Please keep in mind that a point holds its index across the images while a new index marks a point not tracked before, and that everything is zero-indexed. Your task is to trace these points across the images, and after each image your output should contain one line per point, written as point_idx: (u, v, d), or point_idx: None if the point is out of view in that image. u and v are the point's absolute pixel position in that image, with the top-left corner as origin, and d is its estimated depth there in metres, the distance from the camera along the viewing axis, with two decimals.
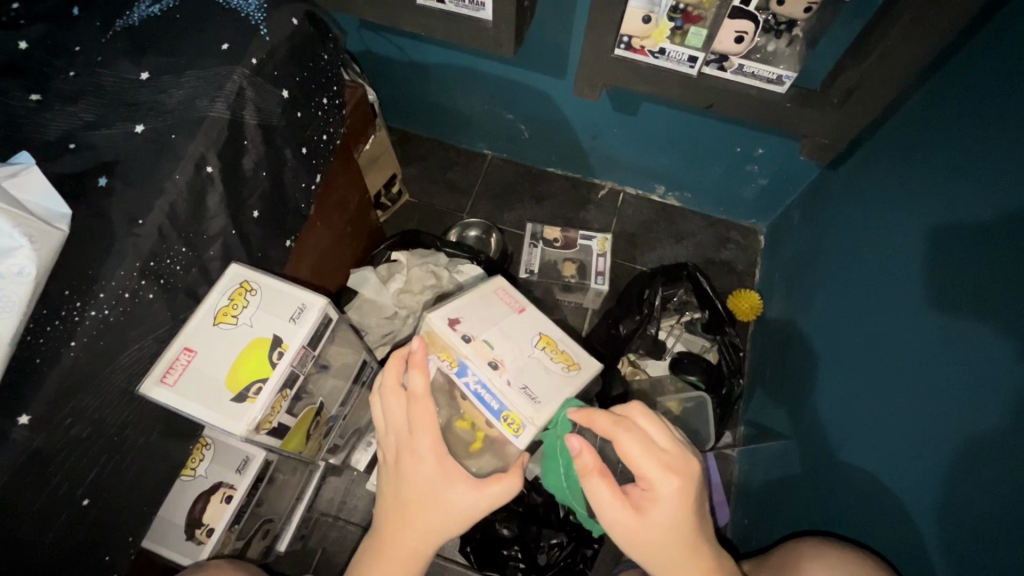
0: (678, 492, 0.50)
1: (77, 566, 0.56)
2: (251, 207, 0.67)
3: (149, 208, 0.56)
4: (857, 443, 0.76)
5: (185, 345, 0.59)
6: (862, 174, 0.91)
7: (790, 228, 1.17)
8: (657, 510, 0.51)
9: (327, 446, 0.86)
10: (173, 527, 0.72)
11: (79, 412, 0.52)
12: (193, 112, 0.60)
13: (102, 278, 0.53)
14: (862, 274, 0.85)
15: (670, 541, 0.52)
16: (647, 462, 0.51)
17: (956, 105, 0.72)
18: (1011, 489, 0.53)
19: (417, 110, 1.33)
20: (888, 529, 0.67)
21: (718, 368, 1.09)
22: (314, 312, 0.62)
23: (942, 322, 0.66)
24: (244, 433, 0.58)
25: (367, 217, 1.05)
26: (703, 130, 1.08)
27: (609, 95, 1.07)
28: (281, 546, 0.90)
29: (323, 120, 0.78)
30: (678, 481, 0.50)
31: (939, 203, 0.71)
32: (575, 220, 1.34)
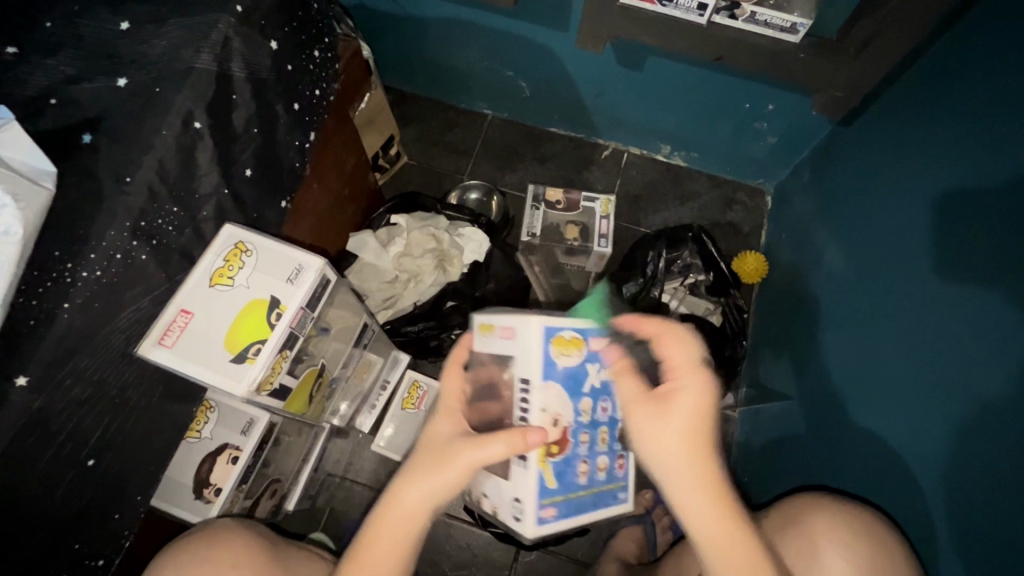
0: (691, 400, 0.54)
1: (86, 523, 0.57)
2: (243, 165, 0.65)
3: (137, 164, 0.54)
4: (865, 406, 0.75)
5: (181, 307, 0.58)
6: (873, 130, 0.88)
7: (798, 187, 1.14)
8: (689, 406, 0.54)
9: (330, 408, 0.87)
10: (181, 487, 0.73)
11: (79, 373, 0.52)
12: (178, 64, 0.58)
13: (92, 238, 0.52)
14: (871, 233, 0.83)
15: (694, 437, 0.53)
16: (687, 372, 0.56)
17: (975, 52, 0.68)
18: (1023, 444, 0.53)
19: (413, 67, 1.28)
20: (898, 485, 0.68)
21: (722, 330, 1.09)
22: (312, 273, 0.61)
23: (959, 280, 0.64)
24: (245, 394, 0.58)
25: (365, 178, 1.02)
26: (711, 86, 1.04)
27: (614, 48, 1.02)
28: (290, 505, 0.92)
29: (315, 75, 0.75)
30: (695, 392, 0.54)
31: (958, 158, 0.68)
32: (578, 182, 1.31)
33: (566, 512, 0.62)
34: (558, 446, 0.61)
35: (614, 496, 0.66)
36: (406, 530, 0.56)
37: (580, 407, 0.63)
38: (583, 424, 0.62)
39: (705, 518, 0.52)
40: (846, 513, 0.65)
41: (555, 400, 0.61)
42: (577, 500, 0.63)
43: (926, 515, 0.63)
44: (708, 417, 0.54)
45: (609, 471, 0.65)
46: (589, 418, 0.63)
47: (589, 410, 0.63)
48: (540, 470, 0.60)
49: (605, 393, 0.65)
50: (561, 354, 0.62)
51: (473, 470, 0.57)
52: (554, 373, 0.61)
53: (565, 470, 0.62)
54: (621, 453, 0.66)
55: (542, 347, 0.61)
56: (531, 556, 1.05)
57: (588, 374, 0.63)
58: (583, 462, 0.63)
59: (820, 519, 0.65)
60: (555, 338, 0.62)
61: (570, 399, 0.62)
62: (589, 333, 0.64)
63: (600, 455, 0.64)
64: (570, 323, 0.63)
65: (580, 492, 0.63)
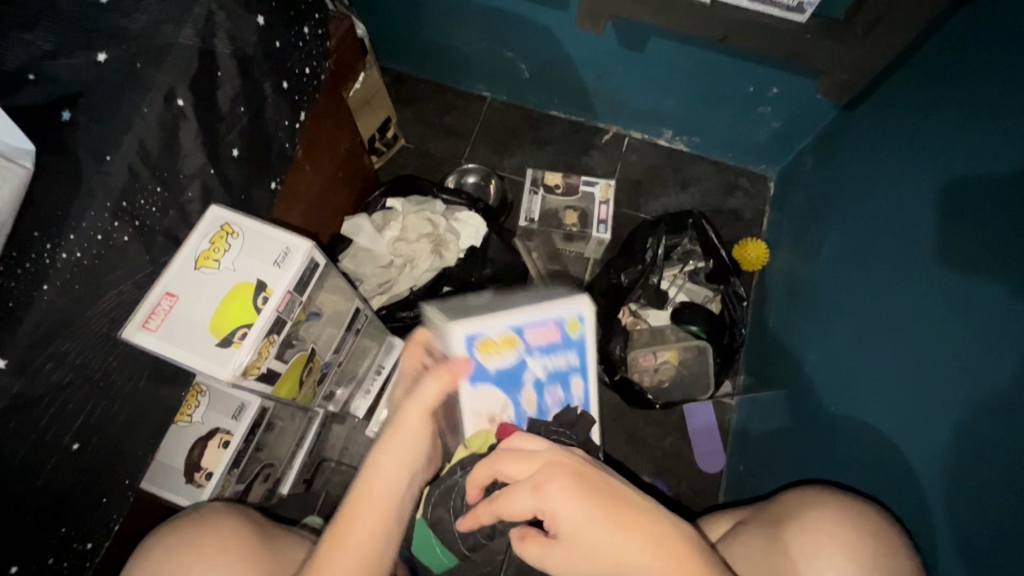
0: (561, 491, 0.49)
1: (73, 506, 0.57)
2: (230, 145, 0.64)
3: (118, 143, 0.53)
4: (863, 396, 0.74)
5: (166, 290, 0.57)
6: (877, 114, 0.86)
7: (801, 174, 1.12)
8: (564, 519, 0.49)
9: (322, 393, 0.86)
10: (172, 471, 0.73)
11: (60, 356, 0.51)
12: (160, 38, 0.56)
13: (72, 219, 0.51)
14: (873, 220, 0.81)
15: (600, 531, 0.48)
16: (521, 499, 0.50)
17: (983, 32, 0.66)
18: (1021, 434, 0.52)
19: (410, 47, 1.25)
20: (894, 475, 0.67)
21: (721, 318, 1.07)
22: (299, 256, 0.60)
23: (961, 267, 0.63)
24: (230, 378, 0.57)
25: (359, 160, 1.00)
26: (713, 68, 1.02)
27: (617, 28, 1.00)
28: (284, 489, 0.92)
29: (305, 52, 0.74)
30: (552, 488, 0.49)
31: (962, 143, 0.67)
32: (577, 167, 1.29)
33: None
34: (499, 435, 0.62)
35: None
36: (385, 494, 0.57)
37: (521, 400, 0.62)
38: (525, 414, 0.62)
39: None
40: (846, 507, 0.64)
41: (490, 401, 0.61)
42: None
43: (924, 504, 0.62)
44: (588, 501, 0.49)
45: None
46: (532, 411, 0.62)
47: (532, 402, 0.62)
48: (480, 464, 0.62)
49: (551, 382, 0.63)
50: (489, 355, 0.61)
51: (426, 418, 0.59)
52: (484, 376, 0.61)
53: None
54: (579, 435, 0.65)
55: (467, 355, 0.60)
56: None
57: (529, 369, 0.62)
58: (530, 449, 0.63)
59: (820, 514, 0.64)
60: (481, 342, 0.61)
61: (509, 395, 0.62)
62: (525, 329, 0.62)
63: None
64: (498, 324, 0.61)
65: None
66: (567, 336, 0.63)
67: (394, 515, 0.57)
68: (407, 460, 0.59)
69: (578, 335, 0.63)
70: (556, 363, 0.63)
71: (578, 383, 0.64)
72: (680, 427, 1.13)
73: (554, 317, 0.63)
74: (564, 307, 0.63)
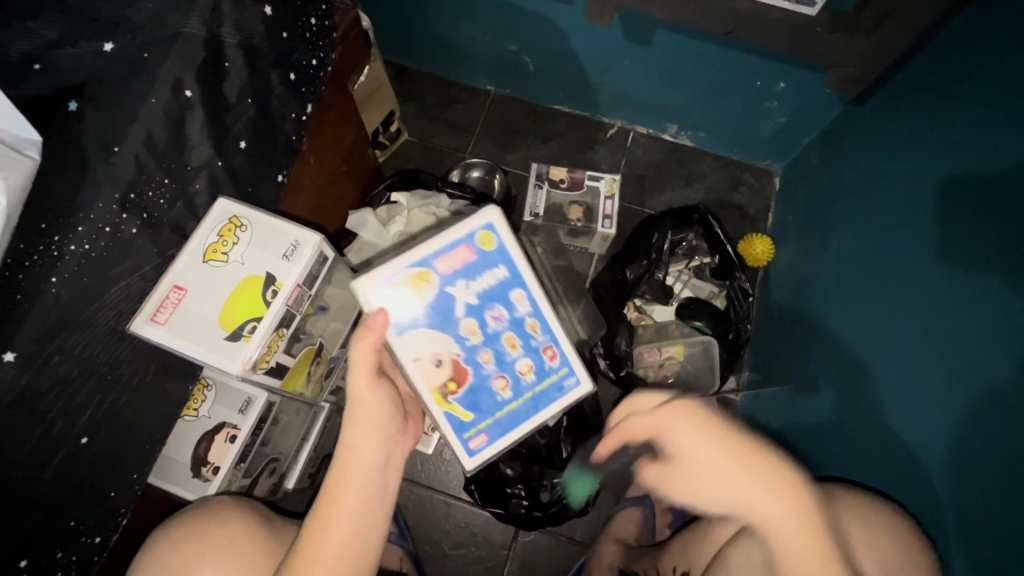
0: (683, 414, 0.54)
1: (83, 500, 0.57)
2: (236, 137, 0.63)
3: (124, 133, 0.52)
4: (869, 390, 0.74)
5: (175, 284, 0.58)
6: (885, 109, 0.85)
7: (807, 170, 1.11)
8: (681, 435, 0.53)
9: (329, 388, 0.86)
10: (178, 465, 0.73)
11: (68, 349, 0.51)
12: (166, 28, 0.55)
13: (80, 210, 0.50)
14: (879, 215, 0.81)
15: (723, 453, 0.51)
16: (648, 415, 0.56)
17: (993, 26, 0.66)
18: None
19: (414, 40, 1.24)
20: (900, 471, 0.67)
21: (726, 314, 1.07)
22: (308, 249, 0.61)
23: (968, 262, 0.62)
24: (240, 371, 0.58)
25: (364, 154, 1.00)
26: (720, 63, 1.01)
27: (622, 21, 0.99)
28: (290, 484, 0.92)
29: (312, 44, 0.73)
30: (687, 412, 0.54)
31: (971, 137, 0.66)
32: (582, 162, 1.28)
33: (498, 430, 0.66)
34: (456, 381, 0.64)
35: (560, 387, 0.67)
36: (364, 466, 0.57)
37: (462, 333, 0.63)
38: (473, 346, 0.63)
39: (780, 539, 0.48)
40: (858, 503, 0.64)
41: (430, 345, 0.62)
42: (512, 413, 0.66)
43: (932, 500, 0.62)
44: (715, 434, 0.52)
45: (537, 370, 0.66)
46: (477, 340, 0.63)
47: (475, 331, 0.63)
48: (446, 411, 0.64)
49: (486, 305, 0.63)
50: (410, 303, 0.61)
51: (375, 381, 0.59)
52: (413, 327, 0.61)
53: (476, 396, 0.65)
54: (546, 346, 0.66)
55: (387, 308, 0.60)
56: (529, 536, 1.06)
57: (454, 300, 0.62)
58: (495, 378, 0.65)
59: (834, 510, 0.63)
60: (395, 289, 0.61)
61: (447, 334, 0.62)
62: (435, 261, 0.61)
63: (515, 363, 0.65)
64: (404, 267, 0.61)
65: (507, 406, 0.66)
66: (483, 254, 0.63)
67: (375, 486, 0.57)
68: (377, 430, 0.59)
69: (492, 247, 0.63)
70: (484, 282, 0.63)
71: (518, 295, 0.64)
72: None
73: (458, 245, 0.62)
74: (467, 225, 0.62)
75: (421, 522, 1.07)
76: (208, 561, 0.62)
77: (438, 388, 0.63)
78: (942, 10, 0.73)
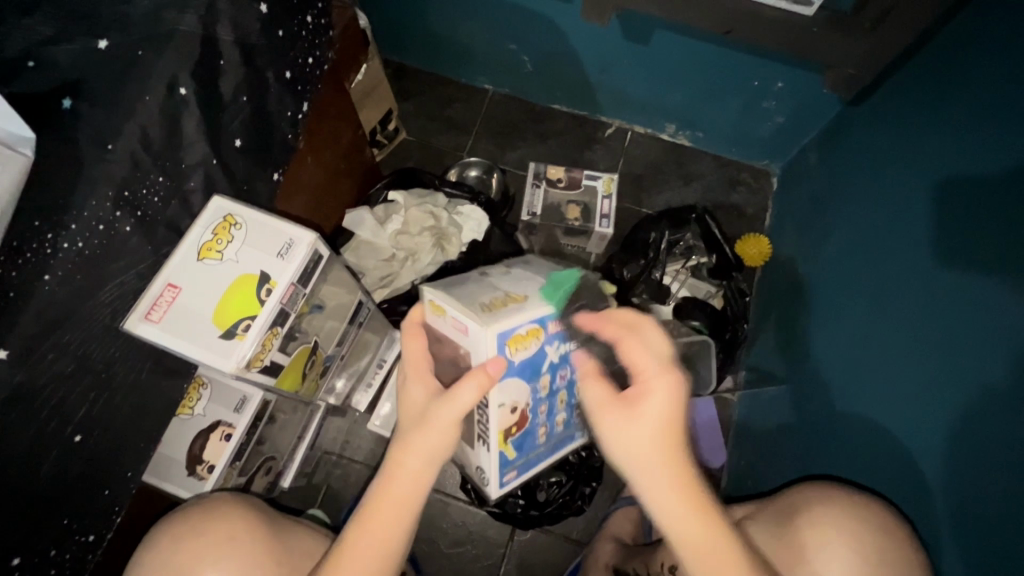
0: (670, 386, 0.50)
1: (77, 498, 0.56)
2: (232, 135, 0.63)
3: (119, 130, 0.52)
4: (864, 390, 0.74)
5: (169, 282, 0.58)
6: (882, 109, 0.85)
7: (805, 170, 1.11)
8: (652, 399, 0.50)
9: (325, 386, 0.86)
10: (173, 463, 0.73)
11: (62, 347, 0.50)
12: (162, 25, 0.55)
13: (74, 208, 0.50)
14: (876, 216, 0.81)
15: (655, 433, 0.50)
16: (650, 359, 0.52)
17: (990, 28, 0.66)
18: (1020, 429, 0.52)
19: (412, 38, 1.24)
20: (894, 470, 0.68)
21: (723, 313, 1.07)
22: (303, 248, 0.62)
23: (964, 263, 0.63)
24: (234, 370, 0.59)
25: (361, 153, 1.00)
26: (718, 63, 1.01)
27: (621, 20, 0.99)
28: (285, 482, 0.92)
29: (309, 42, 0.73)
30: (673, 378, 0.51)
31: (968, 138, 0.66)
32: (580, 161, 1.28)
33: (526, 467, 0.65)
34: (520, 426, 0.60)
35: (571, 436, 0.69)
36: (414, 494, 0.55)
37: (538, 388, 0.59)
38: (541, 399, 0.60)
39: (681, 520, 0.50)
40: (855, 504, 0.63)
41: (516, 394, 0.57)
42: (537, 457, 0.65)
43: (928, 500, 0.62)
44: (677, 415, 0.51)
45: (565, 423, 0.66)
46: (546, 392, 0.61)
47: (547, 386, 0.60)
48: (501, 451, 0.60)
49: (564, 365, 0.60)
50: (517, 351, 0.54)
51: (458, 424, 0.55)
52: (512, 372, 0.54)
53: (524, 441, 0.62)
54: (576, 405, 0.66)
55: (501, 355, 0.52)
56: (526, 535, 1.06)
57: (547, 359, 0.57)
58: (542, 428, 0.63)
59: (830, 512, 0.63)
60: (512, 339, 0.53)
61: (529, 385, 0.58)
62: (550, 320, 0.55)
63: (559, 413, 0.64)
64: (529, 317, 0.53)
65: (538, 448, 0.65)
66: (583, 321, 0.59)
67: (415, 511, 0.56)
68: (437, 462, 0.56)
69: (588, 320, 0.60)
70: (571, 346, 0.60)
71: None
72: None
73: (579, 309, 0.57)
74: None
75: (418, 520, 1.07)
76: (206, 564, 0.62)
77: (502, 432, 0.59)
78: (939, 11, 0.73)
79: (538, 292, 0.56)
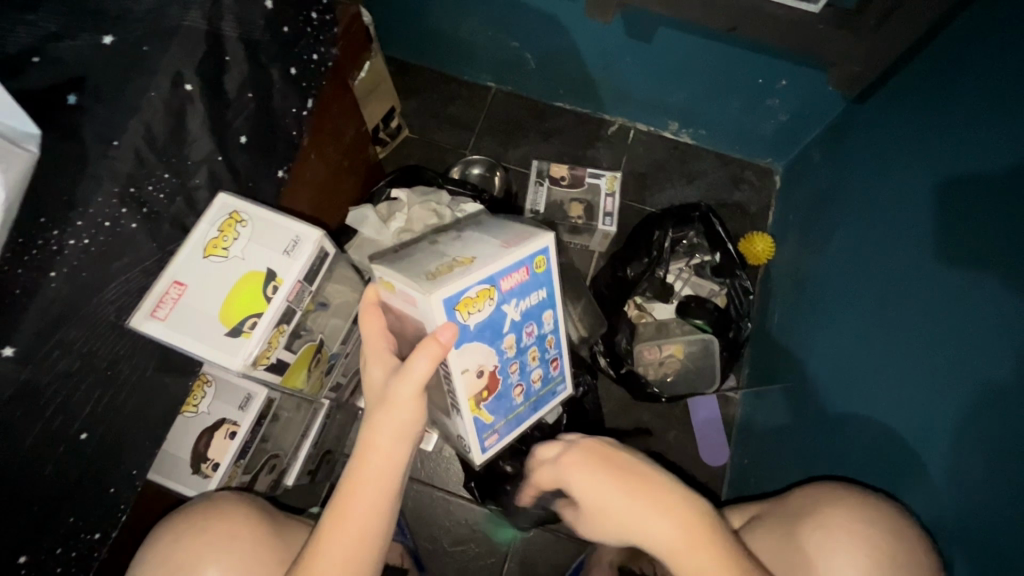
0: (571, 479, 0.58)
1: (82, 496, 0.56)
2: (237, 131, 0.63)
3: (124, 127, 0.52)
4: (869, 389, 0.74)
5: (175, 279, 0.58)
6: (887, 107, 0.85)
7: (808, 168, 1.11)
8: (576, 494, 0.58)
9: (329, 384, 0.86)
10: (178, 461, 0.72)
11: (67, 344, 0.50)
12: (167, 20, 0.55)
13: (79, 204, 0.49)
14: (881, 213, 0.81)
15: (599, 510, 0.56)
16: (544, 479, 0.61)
17: (997, 25, 0.66)
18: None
19: (415, 36, 1.23)
20: (899, 469, 0.68)
21: (726, 312, 1.06)
22: (309, 245, 0.62)
23: (970, 260, 0.62)
24: (241, 367, 0.59)
25: (365, 150, 0.99)
26: (722, 60, 1.01)
27: (625, 17, 0.98)
28: (289, 481, 0.91)
29: (313, 39, 0.73)
30: (567, 475, 0.59)
31: (974, 135, 0.66)
32: (583, 159, 1.28)
33: (508, 427, 0.68)
34: (489, 390, 0.62)
35: (553, 392, 0.72)
36: (385, 474, 0.56)
37: (503, 348, 0.60)
38: (508, 359, 0.61)
39: (688, 558, 0.52)
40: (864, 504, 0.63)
41: (477, 358, 0.58)
42: (517, 416, 0.68)
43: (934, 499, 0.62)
44: (592, 486, 0.57)
45: (542, 378, 0.68)
46: (513, 353, 0.61)
47: (513, 345, 0.61)
48: (475, 416, 0.62)
49: (527, 322, 0.61)
50: (470, 314, 0.55)
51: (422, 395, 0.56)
52: (468, 336, 0.56)
53: (498, 404, 0.64)
54: (553, 358, 0.68)
55: (451, 320, 0.53)
56: (528, 533, 1.06)
57: (505, 317, 0.59)
58: (516, 388, 0.65)
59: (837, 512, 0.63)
60: (461, 303, 0.53)
61: (492, 347, 0.59)
62: (500, 278, 0.56)
63: (533, 372, 0.66)
64: (476, 278, 0.54)
65: (518, 407, 0.68)
66: (535, 275, 0.59)
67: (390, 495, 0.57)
68: (406, 438, 0.57)
69: (546, 270, 0.60)
70: (530, 302, 0.60)
71: (548, 314, 0.64)
72: (686, 420, 1.13)
73: (525, 261, 0.57)
74: (530, 246, 0.57)
75: (421, 519, 1.07)
76: (206, 560, 0.61)
77: (472, 395, 0.60)
78: (946, 7, 0.73)
79: (485, 251, 0.57)
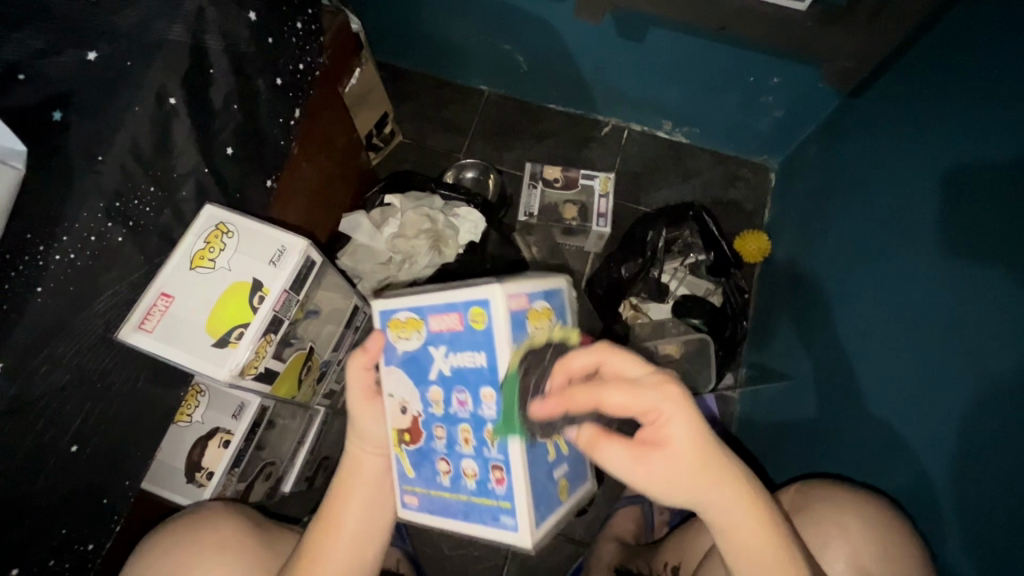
0: (680, 402, 0.50)
1: (75, 508, 0.57)
2: (224, 142, 0.63)
3: (109, 142, 0.52)
4: (863, 386, 0.74)
5: (162, 291, 0.59)
6: (880, 103, 0.85)
7: (803, 164, 1.10)
8: (673, 431, 0.50)
9: (322, 391, 0.87)
10: (174, 471, 0.74)
11: (56, 359, 0.51)
12: (149, 35, 0.55)
13: (65, 219, 0.50)
14: (875, 211, 0.81)
15: (697, 457, 0.50)
16: (638, 399, 0.50)
17: (989, 18, 0.65)
18: (1016, 425, 0.53)
19: (407, 40, 1.23)
20: (896, 467, 0.67)
21: (722, 310, 1.07)
22: (295, 255, 0.62)
23: (966, 257, 0.62)
24: (227, 377, 0.59)
25: (357, 157, 1.00)
26: (712, 58, 1.00)
27: (615, 18, 0.98)
28: (285, 488, 0.92)
29: (299, 48, 0.73)
30: (674, 390, 0.50)
31: (966, 131, 0.65)
32: (577, 160, 1.28)
33: (428, 508, 0.58)
34: (412, 435, 0.58)
35: (496, 518, 0.54)
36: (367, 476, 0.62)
37: (428, 398, 0.57)
38: (432, 415, 0.56)
39: (737, 528, 0.51)
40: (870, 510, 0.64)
41: (401, 387, 0.58)
42: (444, 502, 0.57)
43: (932, 498, 0.62)
44: (701, 428, 0.51)
45: (479, 480, 0.55)
46: (439, 409, 0.56)
47: (439, 402, 0.56)
48: (398, 457, 0.59)
49: (456, 384, 0.55)
50: (398, 337, 0.57)
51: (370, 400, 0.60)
52: (393, 357, 0.58)
53: (421, 462, 0.58)
54: (496, 462, 0.54)
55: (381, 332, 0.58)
56: None
57: (432, 361, 0.56)
58: (440, 461, 0.57)
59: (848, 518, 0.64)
60: (390, 322, 0.57)
61: (416, 385, 0.57)
62: (430, 313, 0.56)
63: (464, 459, 0.55)
64: (407, 302, 0.57)
65: (444, 494, 0.57)
66: (472, 330, 0.54)
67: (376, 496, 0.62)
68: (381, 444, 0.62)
69: (483, 327, 0.53)
70: (462, 360, 0.54)
71: (489, 393, 0.53)
72: None
73: (460, 308, 0.54)
74: (468, 294, 0.53)
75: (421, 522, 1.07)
76: (205, 565, 0.62)
77: (395, 430, 0.59)
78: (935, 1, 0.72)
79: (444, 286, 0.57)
